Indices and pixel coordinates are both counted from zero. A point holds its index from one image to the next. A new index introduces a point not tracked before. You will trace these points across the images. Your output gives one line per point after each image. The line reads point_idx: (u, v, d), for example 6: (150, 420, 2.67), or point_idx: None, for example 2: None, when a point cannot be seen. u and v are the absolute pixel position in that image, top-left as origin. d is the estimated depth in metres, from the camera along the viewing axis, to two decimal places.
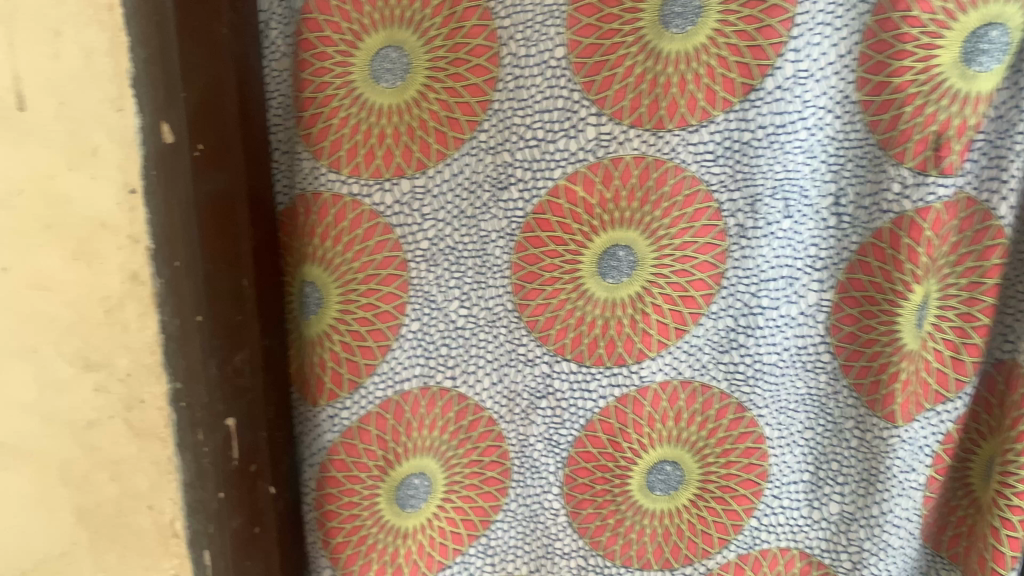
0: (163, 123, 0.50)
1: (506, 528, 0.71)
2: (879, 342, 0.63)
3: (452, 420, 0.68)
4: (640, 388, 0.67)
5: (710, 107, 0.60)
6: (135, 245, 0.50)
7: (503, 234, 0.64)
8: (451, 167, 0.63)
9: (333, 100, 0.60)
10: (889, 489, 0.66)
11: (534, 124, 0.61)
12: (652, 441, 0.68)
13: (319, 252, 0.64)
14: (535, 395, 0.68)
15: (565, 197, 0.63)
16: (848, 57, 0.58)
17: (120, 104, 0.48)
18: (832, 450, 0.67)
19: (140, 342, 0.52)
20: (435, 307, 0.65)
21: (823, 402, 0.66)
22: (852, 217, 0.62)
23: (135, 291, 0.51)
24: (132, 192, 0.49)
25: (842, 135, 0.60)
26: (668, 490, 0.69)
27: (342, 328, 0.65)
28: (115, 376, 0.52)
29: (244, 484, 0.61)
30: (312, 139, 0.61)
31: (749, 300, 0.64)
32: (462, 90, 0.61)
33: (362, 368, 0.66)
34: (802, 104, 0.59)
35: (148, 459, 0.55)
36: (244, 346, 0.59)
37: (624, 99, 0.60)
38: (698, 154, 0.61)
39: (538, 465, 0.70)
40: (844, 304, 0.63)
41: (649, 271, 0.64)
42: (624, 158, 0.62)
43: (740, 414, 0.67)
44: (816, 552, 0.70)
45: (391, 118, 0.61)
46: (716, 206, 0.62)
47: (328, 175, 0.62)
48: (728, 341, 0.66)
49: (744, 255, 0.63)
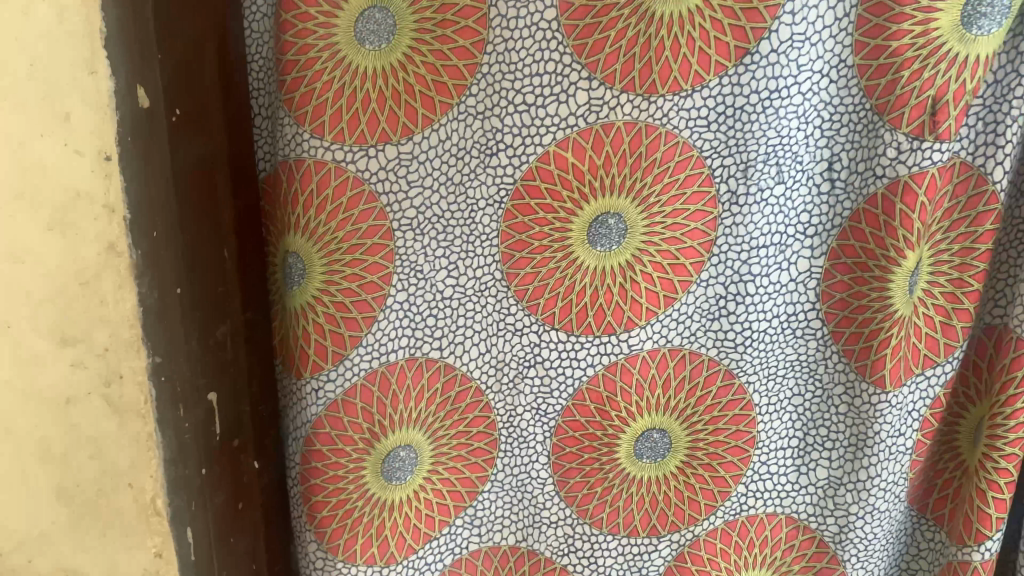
0: (138, 87, 0.48)
1: (493, 498, 0.71)
2: (870, 308, 0.63)
3: (439, 391, 0.67)
4: (628, 356, 0.66)
5: (703, 71, 0.58)
6: (112, 214, 0.48)
7: (491, 201, 0.63)
8: (439, 133, 0.62)
9: (316, 63, 0.59)
10: (876, 453, 0.66)
11: (523, 88, 0.60)
12: (640, 410, 0.67)
13: (302, 221, 0.62)
14: (523, 364, 0.67)
15: (555, 163, 0.61)
16: (845, 20, 0.57)
17: (93, 66, 0.45)
18: (820, 416, 0.68)
19: (118, 316, 0.49)
20: (422, 277, 0.64)
21: (812, 368, 0.67)
22: (845, 182, 0.61)
23: (112, 262, 0.48)
24: (108, 158, 0.47)
25: (836, 101, 0.59)
26: (656, 457, 0.69)
27: (325, 300, 0.63)
28: (93, 351, 0.50)
29: (226, 460, 0.61)
30: (295, 103, 0.60)
31: (739, 267, 0.63)
32: (450, 54, 0.60)
33: (347, 340, 0.64)
34: (796, 69, 0.58)
35: (128, 436, 0.52)
36: (225, 319, 0.60)
37: (615, 63, 0.59)
38: (691, 119, 0.60)
39: (526, 435, 0.69)
40: (836, 271, 0.63)
41: (639, 239, 0.62)
42: (616, 124, 0.60)
43: (729, 381, 0.67)
44: (803, 516, 0.71)
45: (376, 81, 0.60)
46: (708, 172, 0.61)
47: (311, 141, 0.61)
48: (717, 308, 0.65)
49: (735, 223, 0.62)
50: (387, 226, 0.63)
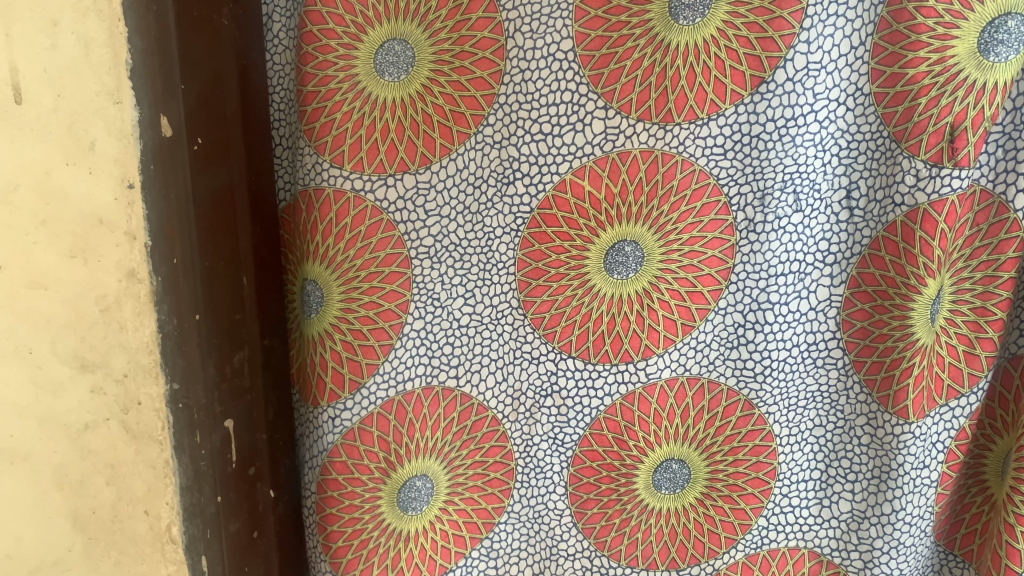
0: (161, 117, 0.49)
1: (510, 529, 0.70)
2: (892, 337, 0.62)
3: (455, 421, 0.66)
4: (646, 385, 0.65)
5: (719, 100, 0.59)
6: (133, 242, 0.49)
7: (508, 230, 0.63)
8: (456, 162, 0.62)
9: (335, 94, 0.60)
10: (901, 486, 0.65)
11: (540, 117, 0.61)
12: (659, 439, 0.67)
13: (320, 250, 0.62)
14: (540, 393, 0.66)
15: (572, 191, 0.61)
16: (861, 48, 0.57)
17: (118, 96, 0.47)
18: (842, 447, 0.67)
19: (138, 342, 0.50)
20: (439, 306, 0.64)
21: (834, 398, 0.66)
22: (864, 210, 0.61)
23: (132, 289, 0.50)
24: (131, 186, 0.48)
25: (854, 128, 0.59)
26: (674, 488, 0.68)
27: (343, 327, 0.63)
28: (111, 376, 0.50)
29: (242, 487, 0.61)
30: (315, 134, 0.61)
31: (758, 296, 0.63)
32: (467, 84, 0.61)
33: (364, 369, 0.64)
34: (813, 97, 0.58)
35: (144, 462, 0.52)
36: (243, 347, 0.60)
37: (632, 92, 0.59)
38: (707, 148, 0.60)
39: (543, 465, 0.68)
40: (856, 300, 0.63)
41: (656, 266, 0.62)
42: (632, 152, 0.60)
43: (749, 411, 0.66)
44: (826, 551, 0.69)
45: (395, 112, 0.61)
46: (725, 200, 0.61)
47: (329, 170, 0.61)
48: (736, 337, 0.64)
49: (753, 250, 0.62)
50: (404, 254, 0.63)
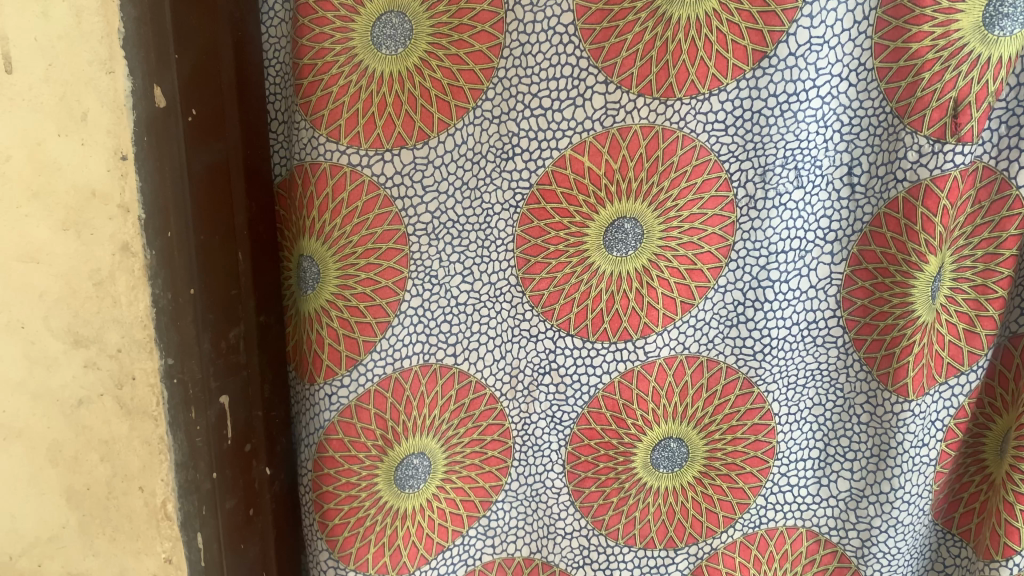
0: (155, 87, 0.48)
1: (507, 508, 0.70)
2: (892, 314, 0.61)
3: (453, 399, 0.66)
4: (645, 363, 0.65)
5: (721, 75, 0.58)
6: (126, 214, 0.48)
7: (507, 206, 0.63)
8: (455, 137, 0.62)
9: (332, 67, 0.59)
10: (900, 464, 0.64)
11: (540, 92, 0.60)
12: (657, 418, 0.66)
13: (316, 226, 0.62)
14: (538, 371, 0.66)
15: (572, 166, 0.61)
16: (865, 23, 0.56)
17: (110, 66, 0.46)
18: (842, 426, 0.66)
19: (131, 317, 0.50)
20: (436, 283, 0.64)
21: (833, 376, 0.65)
22: (865, 186, 0.61)
23: (126, 262, 0.49)
24: (124, 158, 0.47)
25: (856, 104, 0.59)
26: (673, 467, 0.67)
27: (339, 304, 0.63)
28: (105, 352, 0.50)
29: (238, 464, 0.60)
30: (311, 107, 0.60)
31: (758, 274, 0.62)
32: (466, 58, 0.60)
33: (361, 345, 0.63)
34: (815, 72, 0.58)
35: (139, 438, 0.52)
36: (238, 323, 0.59)
37: (632, 66, 0.59)
38: (708, 123, 0.59)
39: (540, 443, 0.68)
40: (857, 277, 0.62)
41: (656, 243, 0.62)
42: (632, 128, 0.60)
43: (748, 390, 0.65)
44: (824, 530, 0.69)
45: (392, 86, 0.60)
46: (725, 176, 0.60)
47: (327, 145, 0.61)
48: (735, 315, 0.64)
49: (753, 227, 0.61)
50: (401, 230, 0.63)
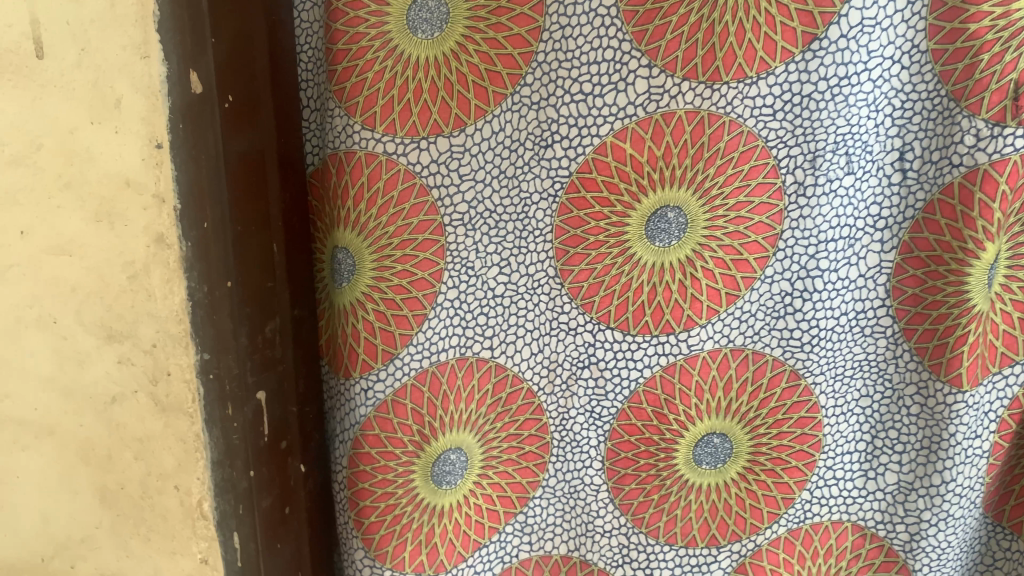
0: (191, 73, 0.46)
1: (545, 505, 0.68)
2: (945, 303, 0.60)
3: (489, 393, 0.65)
4: (688, 356, 0.63)
5: (769, 58, 0.56)
6: (162, 205, 0.47)
7: (545, 195, 0.61)
8: (492, 124, 0.60)
9: (367, 52, 0.58)
10: (952, 457, 0.63)
11: (581, 77, 0.58)
12: (700, 413, 0.64)
13: (352, 216, 0.61)
14: (577, 365, 0.64)
15: (613, 154, 0.59)
16: (919, 3, 0.55)
17: (144, 50, 0.44)
18: (890, 418, 0.64)
19: (167, 311, 0.48)
20: (473, 274, 0.63)
21: (882, 367, 0.63)
22: (918, 172, 0.59)
23: (161, 255, 0.47)
24: (159, 146, 0.46)
25: (909, 87, 0.57)
26: (716, 463, 0.66)
27: (376, 296, 0.61)
28: (140, 347, 0.49)
29: (274, 462, 0.59)
30: (346, 94, 0.59)
31: (807, 262, 0.61)
32: (504, 41, 0.58)
33: (397, 339, 0.62)
34: (867, 54, 0.56)
35: (174, 436, 0.51)
36: (274, 316, 0.57)
37: (676, 50, 0.57)
38: (755, 108, 0.58)
39: (578, 439, 0.66)
40: (908, 266, 0.60)
41: (700, 232, 0.60)
42: (676, 113, 0.58)
43: (795, 382, 0.63)
44: (870, 524, 0.67)
45: (428, 71, 0.59)
46: (773, 163, 0.59)
47: (362, 132, 0.59)
48: (782, 306, 0.62)
49: (802, 216, 0.60)
50: (438, 221, 0.61)
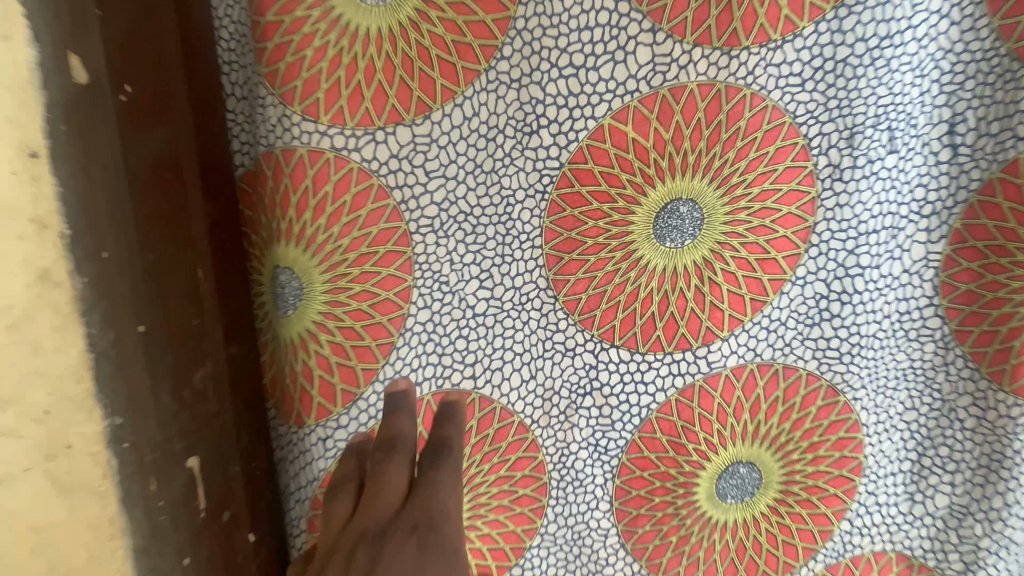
0: (71, 55, 0.35)
1: (544, 556, 0.57)
2: (1009, 302, 0.51)
3: (474, 431, 0.54)
4: (708, 376, 0.53)
5: (795, 17, 0.47)
6: (42, 231, 0.35)
7: (532, 192, 0.50)
8: (463, 108, 0.49)
9: (304, 25, 0.47)
10: (1016, 475, 0.54)
11: (570, 47, 0.48)
12: (723, 440, 0.55)
13: (295, 229, 0.50)
14: (577, 392, 0.54)
15: (612, 139, 0.49)
16: None
17: (4, 30, 0.33)
18: (940, 433, 0.55)
19: (60, 367, 0.37)
20: (448, 291, 0.52)
21: (930, 375, 0.54)
22: (972, 147, 0.49)
23: (48, 295, 0.35)
24: (33, 155, 0.34)
25: (960, 46, 0.48)
26: (742, 497, 0.56)
27: (330, 326, 0.51)
28: (27, 417, 0.36)
29: (218, 540, 0.47)
30: (278, 78, 0.47)
31: (845, 260, 0.51)
32: (474, 5, 0.47)
33: (360, 375, 0.52)
34: (910, 9, 0.47)
35: (83, 523, 0.38)
36: (204, 361, 0.46)
37: (685, 10, 0.47)
38: (781, 78, 0.48)
39: (582, 477, 0.55)
40: (961, 258, 0.51)
41: (719, 229, 0.50)
42: (688, 86, 0.48)
43: (832, 400, 0.55)
44: (917, 554, 0.58)
45: (381, 45, 0.47)
46: (803, 142, 0.49)
47: (302, 124, 0.48)
48: (816, 312, 0.53)
49: (839, 205, 0.50)
50: (402, 228, 0.50)
